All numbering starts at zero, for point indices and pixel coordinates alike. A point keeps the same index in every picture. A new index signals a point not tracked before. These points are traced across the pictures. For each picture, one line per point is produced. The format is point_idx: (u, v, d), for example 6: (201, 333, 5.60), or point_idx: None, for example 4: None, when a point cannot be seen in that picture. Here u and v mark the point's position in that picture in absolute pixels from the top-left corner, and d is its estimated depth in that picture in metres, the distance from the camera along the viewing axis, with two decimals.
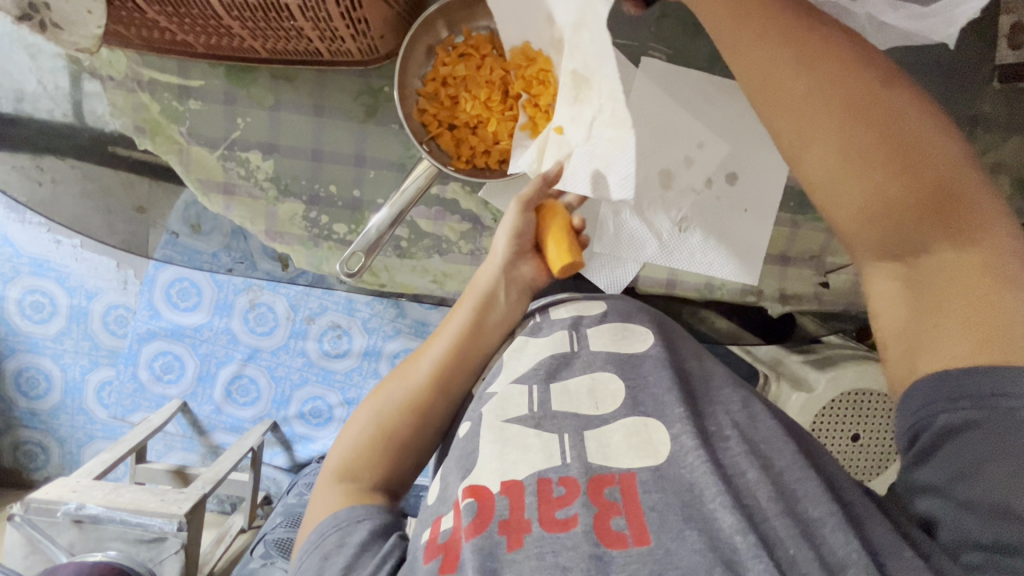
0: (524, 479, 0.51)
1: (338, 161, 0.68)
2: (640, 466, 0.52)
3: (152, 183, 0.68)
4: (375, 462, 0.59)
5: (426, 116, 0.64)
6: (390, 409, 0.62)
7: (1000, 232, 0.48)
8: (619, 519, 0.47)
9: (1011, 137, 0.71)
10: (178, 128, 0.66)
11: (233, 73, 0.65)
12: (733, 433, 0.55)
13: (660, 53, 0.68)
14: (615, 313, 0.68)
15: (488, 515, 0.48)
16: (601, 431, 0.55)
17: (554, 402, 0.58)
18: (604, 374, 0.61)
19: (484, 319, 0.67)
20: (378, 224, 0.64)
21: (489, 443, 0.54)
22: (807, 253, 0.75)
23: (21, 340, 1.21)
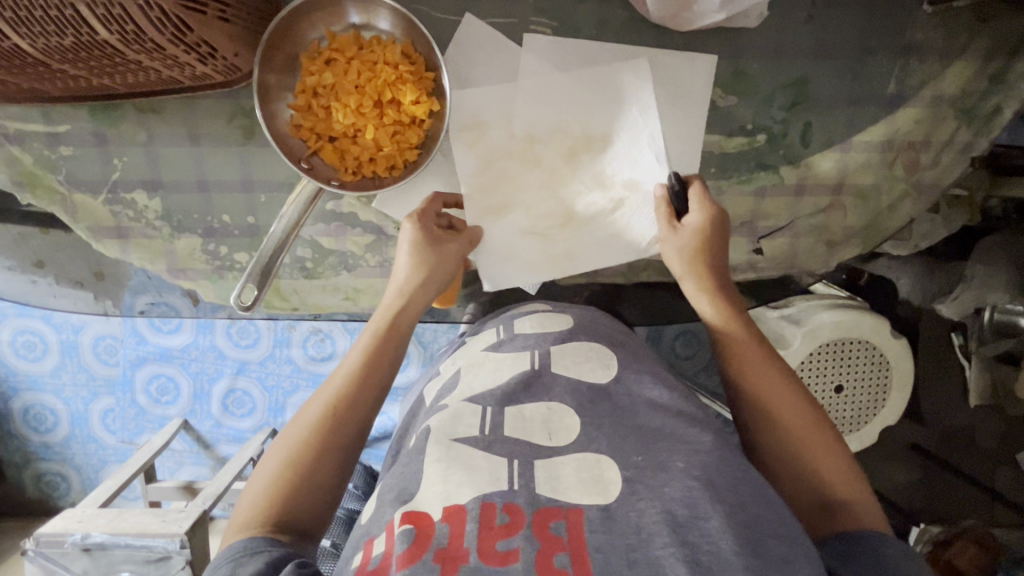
0: (467, 503, 0.38)
1: (225, 188, 0.65)
2: (587, 503, 0.39)
3: (46, 233, 0.68)
4: (293, 485, 0.47)
5: (303, 131, 0.61)
6: (304, 423, 0.50)
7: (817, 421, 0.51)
8: (562, 556, 0.35)
9: (950, 65, 0.64)
10: (56, 177, 0.64)
11: (98, 112, 0.63)
12: (706, 474, 0.39)
13: (545, 26, 0.62)
14: (583, 331, 0.57)
15: (423, 545, 0.36)
16: (552, 462, 0.42)
17: (505, 428, 0.45)
18: (560, 405, 0.47)
19: (404, 315, 0.58)
20: (286, 218, 0.62)
21: (433, 462, 0.41)
22: (736, 220, 0.69)
23: (21, 380, 1.21)
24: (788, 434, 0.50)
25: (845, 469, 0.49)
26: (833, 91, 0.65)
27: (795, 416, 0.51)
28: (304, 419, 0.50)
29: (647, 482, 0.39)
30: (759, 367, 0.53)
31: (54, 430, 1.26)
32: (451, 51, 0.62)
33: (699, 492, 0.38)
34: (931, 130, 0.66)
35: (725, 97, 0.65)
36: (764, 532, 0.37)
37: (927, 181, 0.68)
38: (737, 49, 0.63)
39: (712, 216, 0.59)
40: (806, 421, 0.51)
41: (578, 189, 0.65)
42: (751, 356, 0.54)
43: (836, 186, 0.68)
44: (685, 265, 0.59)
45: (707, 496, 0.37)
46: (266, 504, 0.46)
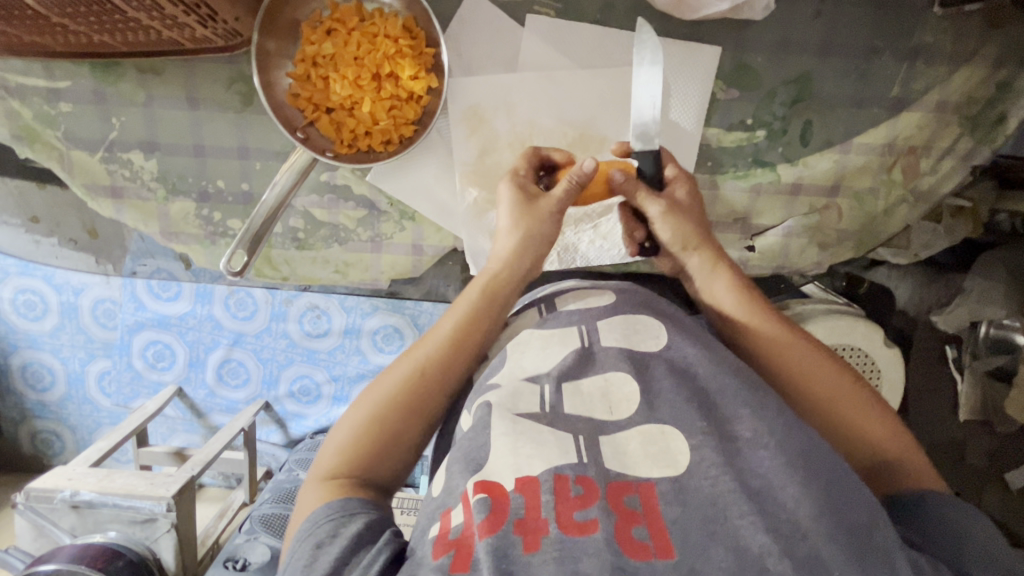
0: (540, 475, 0.38)
1: (222, 154, 0.66)
2: (658, 475, 0.38)
3: (43, 189, 0.68)
4: (376, 446, 0.45)
5: (300, 101, 0.61)
6: (392, 381, 0.48)
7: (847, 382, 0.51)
8: (640, 528, 0.35)
9: (957, 71, 0.63)
10: (54, 132, 0.64)
11: (98, 70, 0.62)
12: (777, 439, 0.39)
13: (548, 9, 0.62)
14: (633, 303, 0.53)
15: (503, 516, 0.36)
16: (616, 438, 0.41)
17: (565, 405, 0.43)
18: (617, 374, 0.45)
19: (506, 277, 0.54)
20: (283, 184, 0.62)
21: (501, 436, 0.40)
22: (730, 216, 0.69)
23: None
24: (833, 405, 0.50)
25: (887, 428, 0.50)
26: (836, 91, 0.64)
27: (832, 385, 0.51)
28: (394, 375, 0.48)
29: (724, 446, 0.39)
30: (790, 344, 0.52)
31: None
32: (453, 28, 0.62)
33: (775, 465, 0.38)
34: (934, 136, 0.66)
35: (727, 90, 0.64)
36: (843, 500, 0.37)
37: (925, 188, 0.67)
38: (742, 43, 0.63)
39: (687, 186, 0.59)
40: (849, 387, 0.51)
41: None
42: (779, 334, 0.52)
43: (833, 187, 0.67)
44: (658, 225, 0.57)
45: (780, 466, 0.37)
46: (354, 455, 0.45)
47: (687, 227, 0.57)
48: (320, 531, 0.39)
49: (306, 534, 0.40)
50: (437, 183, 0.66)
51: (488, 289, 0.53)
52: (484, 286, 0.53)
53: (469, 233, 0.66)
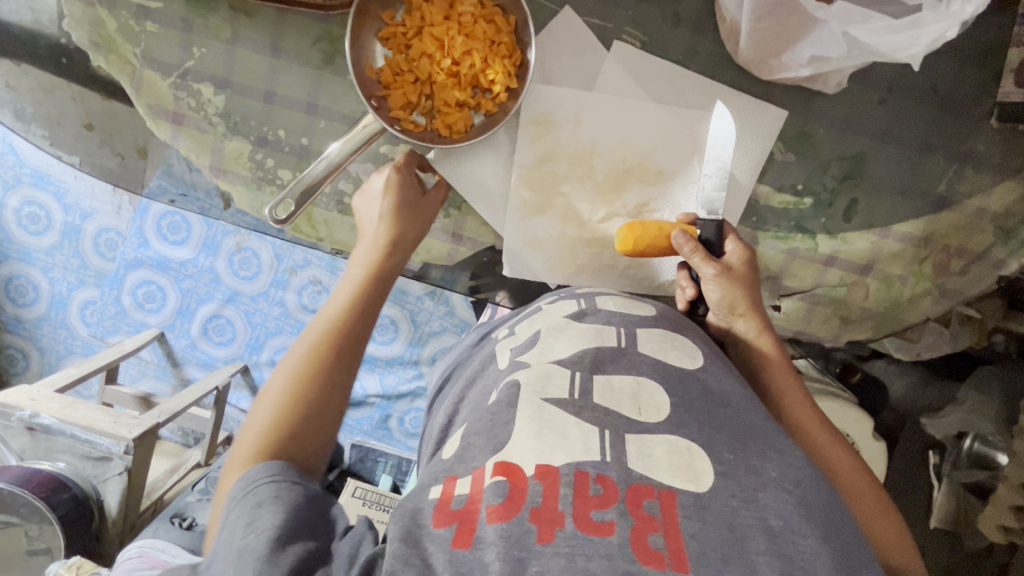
0: (560, 467, 0.40)
1: (290, 105, 0.66)
2: (680, 486, 0.40)
3: (105, 101, 0.68)
4: (293, 430, 0.50)
5: (382, 73, 0.63)
6: (285, 379, 0.53)
7: (860, 477, 0.56)
8: (657, 537, 0.37)
9: (1002, 182, 0.66)
10: (132, 49, 0.65)
11: (193, 0, 0.64)
12: (800, 489, 0.41)
13: (635, 39, 0.64)
14: (666, 322, 0.57)
15: (518, 501, 0.39)
16: (644, 437, 0.43)
17: (595, 394, 0.46)
18: (649, 381, 0.48)
19: (386, 269, 0.63)
20: (333, 153, 0.63)
21: (524, 418, 0.44)
22: (763, 272, 0.70)
23: (14, 249, 1.26)
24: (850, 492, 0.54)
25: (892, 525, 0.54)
26: (885, 177, 0.67)
27: (851, 470, 0.56)
28: (279, 386, 0.53)
29: (740, 481, 0.41)
30: (814, 428, 0.57)
31: (33, 307, 1.30)
32: (543, 36, 0.64)
33: (796, 511, 0.39)
34: (969, 238, 0.68)
35: (784, 152, 0.67)
36: (858, 561, 0.39)
37: (951, 287, 0.70)
38: (809, 111, 0.65)
39: (738, 247, 0.61)
40: (862, 481, 0.55)
41: (616, 208, 0.68)
42: (803, 413, 0.58)
43: (865, 267, 0.70)
44: (709, 284, 0.61)
45: (799, 512, 0.39)
46: (270, 437, 0.49)
47: (735, 292, 0.60)
48: (265, 484, 0.43)
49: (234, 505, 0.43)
50: (491, 177, 0.67)
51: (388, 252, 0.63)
52: (370, 270, 0.62)
53: (513, 235, 0.68)
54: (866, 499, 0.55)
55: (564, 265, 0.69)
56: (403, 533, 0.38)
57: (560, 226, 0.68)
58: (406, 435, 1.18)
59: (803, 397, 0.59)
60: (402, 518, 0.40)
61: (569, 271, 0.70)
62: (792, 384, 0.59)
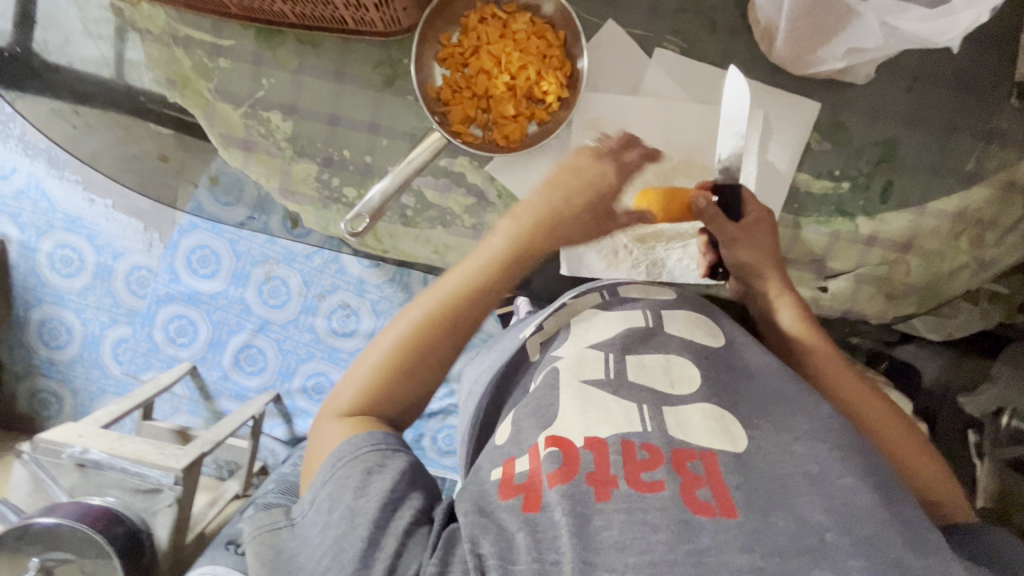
0: (606, 438, 0.47)
1: (354, 126, 0.71)
2: (718, 448, 0.47)
3: (179, 133, 0.72)
4: (393, 389, 0.54)
5: (443, 90, 0.67)
6: (394, 338, 0.55)
7: (900, 427, 0.59)
8: (704, 491, 0.43)
9: None
10: (206, 83, 0.69)
11: (262, 36, 0.69)
12: (831, 437, 0.48)
13: (674, 46, 0.69)
14: (688, 303, 0.64)
15: (574, 467, 0.45)
16: (678, 409, 0.51)
17: (629, 372, 0.54)
18: (679, 358, 0.56)
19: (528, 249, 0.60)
20: (381, 190, 0.67)
21: (571, 398, 0.51)
22: (807, 256, 0.74)
23: (47, 291, 1.29)
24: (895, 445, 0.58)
25: (941, 471, 0.57)
26: (918, 159, 0.71)
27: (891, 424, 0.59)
28: (387, 343, 0.55)
29: (774, 438, 0.48)
30: (855, 390, 0.61)
31: (65, 349, 1.32)
32: (591, 48, 0.68)
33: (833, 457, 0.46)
34: (999, 211, 0.72)
35: (821, 141, 0.71)
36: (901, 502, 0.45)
37: (988, 257, 0.74)
38: (840, 101, 0.70)
39: (766, 219, 0.65)
40: (904, 434, 0.59)
41: None
42: (841, 375, 0.62)
43: (904, 245, 0.73)
44: (728, 249, 0.67)
45: (832, 456, 0.46)
46: (369, 398, 0.53)
47: (761, 257, 0.66)
48: (358, 458, 0.46)
49: (334, 464, 0.46)
50: None
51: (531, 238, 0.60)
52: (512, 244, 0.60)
53: None
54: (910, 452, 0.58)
55: (620, 259, 0.72)
56: (478, 505, 0.45)
57: None
58: (440, 454, 1.18)
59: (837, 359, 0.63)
60: (470, 497, 0.46)
61: (625, 265, 0.72)
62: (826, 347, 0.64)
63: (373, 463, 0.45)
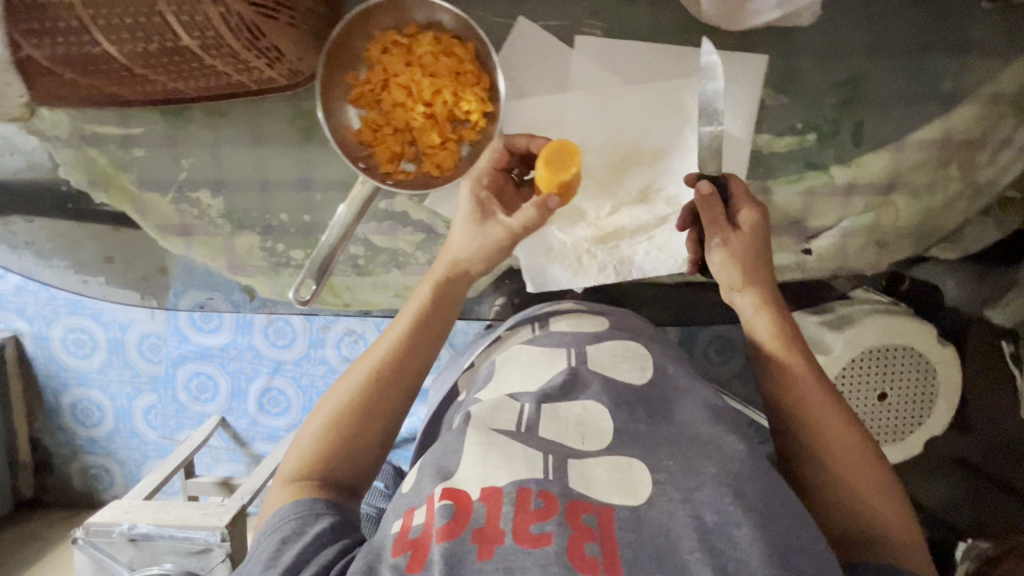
0: (504, 487, 0.43)
1: (285, 187, 0.68)
2: (618, 502, 0.43)
3: (117, 231, 0.70)
4: (342, 447, 0.54)
5: (362, 133, 0.64)
6: (340, 400, 0.56)
7: (865, 456, 0.55)
8: (592, 545, 0.40)
9: (1013, 61, 0.63)
10: (128, 177, 0.68)
11: (170, 117, 0.66)
12: None
13: (596, 29, 0.63)
14: (626, 330, 0.63)
15: (463, 522, 0.41)
16: (585, 461, 0.46)
17: (541, 427, 0.49)
18: (596, 406, 0.52)
19: (451, 289, 0.61)
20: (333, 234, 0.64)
21: (473, 445, 0.46)
22: (785, 220, 0.68)
23: (70, 376, 1.15)
24: (841, 460, 0.55)
25: (883, 502, 0.54)
26: (887, 91, 0.64)
27: (854, 448, 0.55)
28: (342, 395, 0.56)
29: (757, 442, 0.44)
30: (811, 397, 0.57)
31: (99, 426, 1.17)
32: (506, 52, 0.63)
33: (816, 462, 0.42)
34: (991, 127, 0.65)
35: (775, 95, 0.65)
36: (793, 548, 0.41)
37: (983, 180, 0.67)
38: (789, 48, 0.63)
39: (757, 215, 0.61)
40: (859, 452, 0.55)
41: (622, 199, 0.67)
42: (806, 385, 0.57)
43: (888, 186, 0.67)
44: (716, 257, 0.61)
45: None
46: (320, 456, 0.53)
47: (744, 264, 0.60)
48: (278, 529, 0.47)
49: (264, 536, 0.48)
50: None
51: (449, 278, 0.60)
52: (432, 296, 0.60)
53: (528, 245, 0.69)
54: (869, 484, 0.54)
55: (585, 267, 0.68)
56: (366, 567, 0.41)
57: (572, 229, 0.68)
58: None
59: (812, 371, 0.58)
60: (364, 555, 0.42)
61: (592, 271, 0.68)
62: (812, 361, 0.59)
63: (294, 528, 0.47)
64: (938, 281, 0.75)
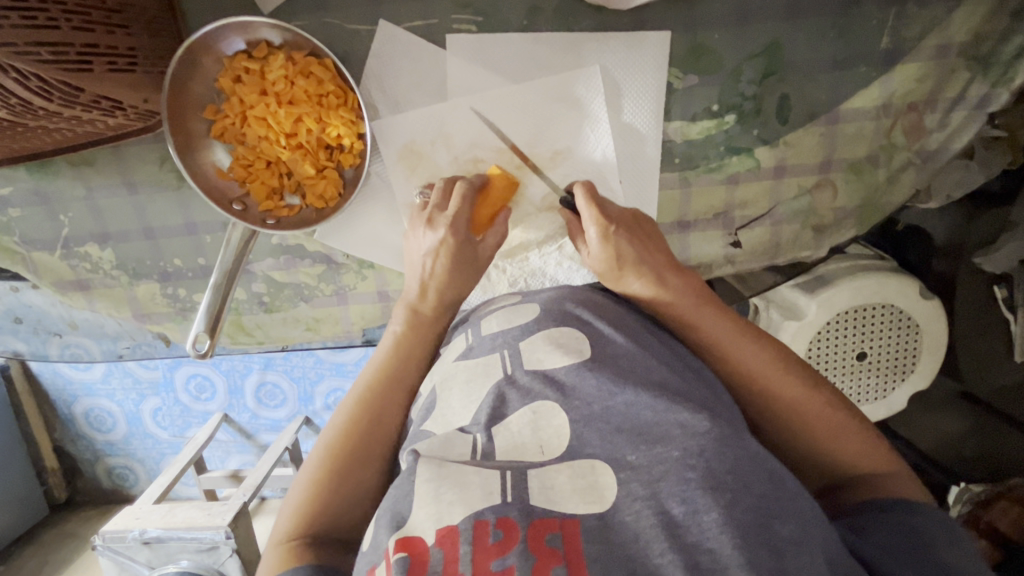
0: (459, 524, 0.36)
1: (171, 233, 0.64)
2: (584, 512, 0.36)
3: (16, 292, 0.69)
4: (332, 501, 0.48)
5: (234, 172, 0.59)
6: (318, 456, 0.50)
7: (816, 397, 0.49)
8: (559, 571, 0.33)
9: (957, 7, 0.53)
10: (12, 239, 0.65)
11: (35, 170, 0.62)
12: (704, 459, 0.37)
13: (469, 23, 0.55)
14: (551, 317, 0.52)
15: (418, 574, 0.34)
16: (544, 470, 0.39)
17: (498, 452, 0.42)
18: (544, 404, 0.44)
19: (439, 311, 0.56)
20: (211, 293, 0.59)
21: (422, 482, 0.39)
22: (709, 214, 0.62)
23: (77, 386, 1.02)
24: (792, 417, 0.49)
25: (853, 437, 0.48)
26: (811, 57, 0.56)
27: (801, 396, 0.49)
28: (324, 441, 0.51)
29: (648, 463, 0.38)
30: (737, 351, 0.50)
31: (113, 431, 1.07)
32: (370, 64, 0.57)
33: (698, 485, 0.35)
34: (937, 86, 0.56)
35: (683, 77, 0.56)
36: (769, 513, 0.35)
37: (934, 146, 0.58)
38: (692, 20, 0.55)
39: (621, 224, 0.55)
40: (809, 396, 0.49)
41: (525, 211, 0.61)
42: (726, 340, 0.51)
43: (822, 164, 0.60)
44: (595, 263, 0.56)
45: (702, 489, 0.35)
46: (305, 515, 0.47)
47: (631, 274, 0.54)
48: None
49: None
50: (385, 229, 0.63)
51: (419, 303, 0.56)
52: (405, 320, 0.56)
53: None
54: (833, 428, 0.48)
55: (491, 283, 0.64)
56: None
57: None
58: None
59: (727, 323, 0.51)
60: None
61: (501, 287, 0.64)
62: (726, 317, 0.52)
63: None
64: (927, 226, 0.75)
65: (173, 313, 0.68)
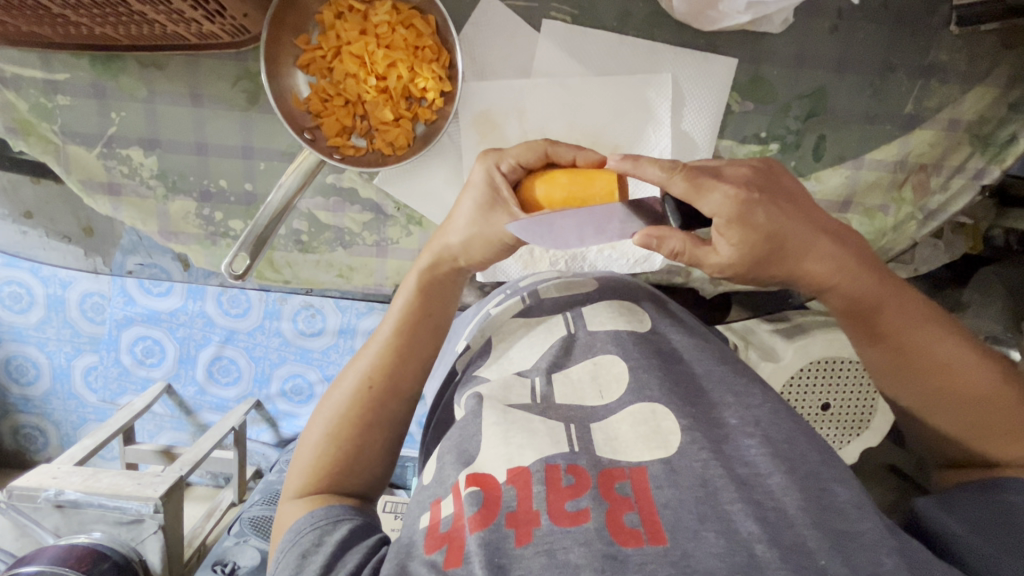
0: (530, 465, 0.39)
1: (224, 154, 0.64)
2: (649, 458, 0.41)
3: (36, 183, 0.68)
4: (355, 456, 0.49)
5: (310, 102, 0.60)
6: (327, 420, 0.49)
7: (965, 361, 0.47)
8: (631, 515, 0.37)
9: (970, 90, 0.63)
10: (50, 126, 0.62)
11: (99, 64, 0.61)
12: (761, 429, 0.42)
13: (564, 14, 0.61)
14: (610, 289, 0.54)
15: (493, 508, 0.38)
16: (607, 422, 0.44)
17: (557, 396, 0.46)
18: (606, 356, 0.48)
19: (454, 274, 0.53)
20: (265, 217, 0.59)
21: (490, 425, 0.42)
22: None
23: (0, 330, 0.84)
24: (936, 380, 0.48)
25: (1002, 406, 0.46)
26: (849, 108, 0.64)
27: (946, 359, 0.47)
28: (336, 400, 0.50)
29: (708, 430, 0.42)
30: (889, 311, 0.47)
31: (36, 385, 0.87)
32: (468, 30, 0.60)
33: (761, 453, 0.41)
34: (945, 154, 0.65)
35: (741, 102, 0.63)
36: (827, 479, 0.40)
37: (934, 206, 0.67)
38: (758, 54, 0.62)
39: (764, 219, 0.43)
40: (956, 361, 0.47)
41: None
42: (880, 299, 0.47)
43: (843, 203, 0.67)
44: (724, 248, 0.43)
45: (762, 453, 0.41)
46: (322, 471, 0.48)
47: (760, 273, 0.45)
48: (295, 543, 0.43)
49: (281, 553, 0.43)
50: (444, 187, 0.65)
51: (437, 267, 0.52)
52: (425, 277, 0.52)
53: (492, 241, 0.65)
54: (976, 395, 0.47)
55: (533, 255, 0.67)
56: (397, 566, 0.37)
57: None
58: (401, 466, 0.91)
59: (882, 281, 0.47)
60: (394, 551, 0.39)
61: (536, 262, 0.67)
62: (878, 276, 0.47)
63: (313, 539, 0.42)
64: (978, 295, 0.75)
65: (203, 233, 0.66)
